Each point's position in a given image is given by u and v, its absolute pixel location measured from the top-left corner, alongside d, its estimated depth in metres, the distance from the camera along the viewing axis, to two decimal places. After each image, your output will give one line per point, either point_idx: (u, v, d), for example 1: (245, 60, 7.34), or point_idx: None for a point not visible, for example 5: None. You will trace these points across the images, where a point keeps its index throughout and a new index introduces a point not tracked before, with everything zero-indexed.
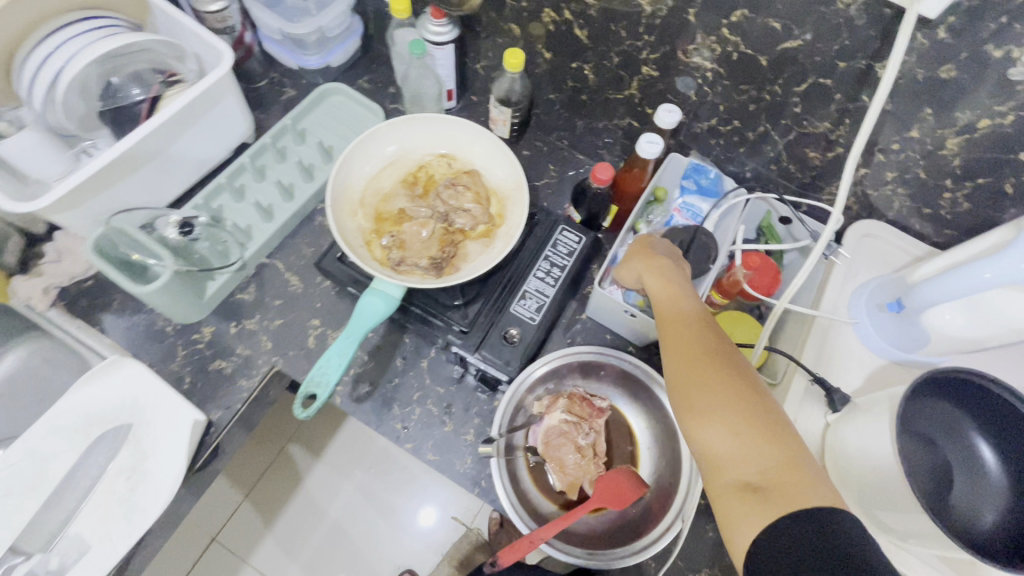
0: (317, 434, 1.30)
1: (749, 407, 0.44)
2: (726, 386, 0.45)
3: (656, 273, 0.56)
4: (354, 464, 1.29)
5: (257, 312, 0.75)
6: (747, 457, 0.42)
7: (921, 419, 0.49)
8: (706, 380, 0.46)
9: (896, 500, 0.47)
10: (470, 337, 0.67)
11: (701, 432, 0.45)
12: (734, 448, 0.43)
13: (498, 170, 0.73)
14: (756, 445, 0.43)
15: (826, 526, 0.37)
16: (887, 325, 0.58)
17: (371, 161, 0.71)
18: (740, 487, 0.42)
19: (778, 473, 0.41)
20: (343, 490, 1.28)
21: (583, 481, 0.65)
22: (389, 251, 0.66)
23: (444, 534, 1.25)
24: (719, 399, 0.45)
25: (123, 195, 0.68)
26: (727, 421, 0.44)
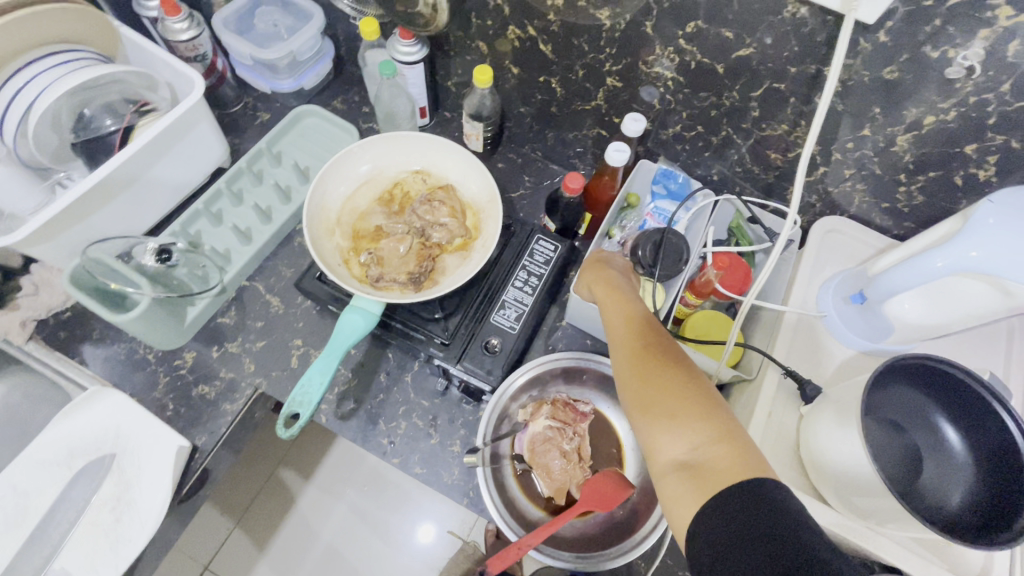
0: (307, 456, 1.29)
1: (684, 391, 0.46)
2: (667, 379, 0.47)
3: (605, 279, 0.61)
4: (345, 483, 1.28)
5: (239, 334, 0.75)
6: (684, 439, 0.44)
7: (888, 405, 0.52)
8: (644, 369, 0.49)
9: (867, 485, 0.48)
10: (451, 349, 0.68)
11: (644, 419, 0.47)
12: (673, 432, 0.44)
13: (471, 184, 0.74)
14: (692, 428, 0.44)
15: (757, 495, 0.38)
16: (853, 317, 0.60)
17: (346, 180, 0.72)
18: (678, 469, 0.43)
19: (713, 451, 0.42)
20: (336, 511, 1.26)
21: (570, 486, 0.66)
22: (367, 268, 0.67)
23: (440, 550, 1.24)
24: (657, 384, 0.47)
25: (102, 223, 0.69)
26: (663, 407, 0.46)
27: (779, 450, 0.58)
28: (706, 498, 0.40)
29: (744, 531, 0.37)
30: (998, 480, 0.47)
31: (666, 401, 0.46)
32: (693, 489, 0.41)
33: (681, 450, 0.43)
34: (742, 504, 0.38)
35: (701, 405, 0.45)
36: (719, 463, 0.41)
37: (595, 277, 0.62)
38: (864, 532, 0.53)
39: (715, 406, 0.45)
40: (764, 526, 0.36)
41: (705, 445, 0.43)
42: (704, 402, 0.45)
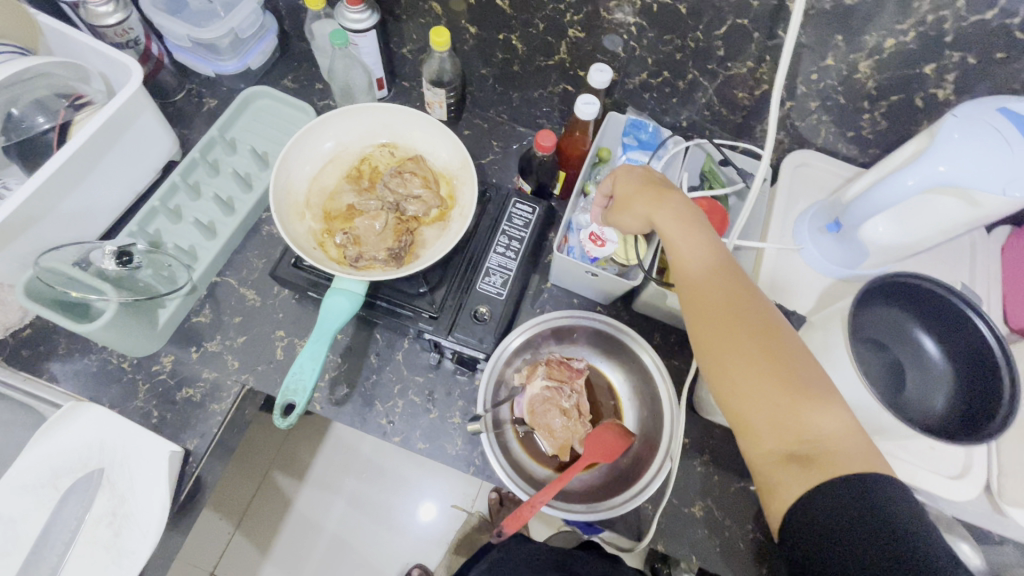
0: (301, 451, 1.28)
1: (782, 375, 0.44)
2: (763, 361, 0.45)
3: (669, 216, 0.54)
4: (343, 471, 1.28)
5: (217, 333, 0.72)
6: (786, 426, 0.43)
7: (872, 323, 0.54)
8: (734, 348, 0.47)
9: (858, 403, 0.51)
10: (440, 322, 0.67)
11: (739, 400, 0.46)
12: (772, 417, 0.44)
13: (441, 152, 0.72)
14: (795, 414, 0.43)
15: (864, 495, 0.39)
16: (829, 245, 0.62)
17: (310, 159, 0.69)
18: (780, 457, 0.43)
19: (816, 441, 0.42)
20: (336, 502, 1.26)
21: (573, 441, 0.67)
22: (345, 249, 0.65)
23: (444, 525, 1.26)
24: (751, 366, 0.45)
25: (52, 229, 0.64)
26: (761, 391, 0.44)
27: None
28: (812, 493, 0.41)
29: (854, 531, 0.39)
30: (973, 381, 0.50)
31: (763, 386, 0.44)
32: (798, 482, 0.42)
33: (782, 436, 0.43)
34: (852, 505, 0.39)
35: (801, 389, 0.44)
36: (817, 443, 0.42)
37: (652, 197, 0.55)
38: None
39: (812, 376, 0.44)
40: (876, 523, 0.38)
41: (802, 425, 0.43)
42: (801, 375, 0.44)
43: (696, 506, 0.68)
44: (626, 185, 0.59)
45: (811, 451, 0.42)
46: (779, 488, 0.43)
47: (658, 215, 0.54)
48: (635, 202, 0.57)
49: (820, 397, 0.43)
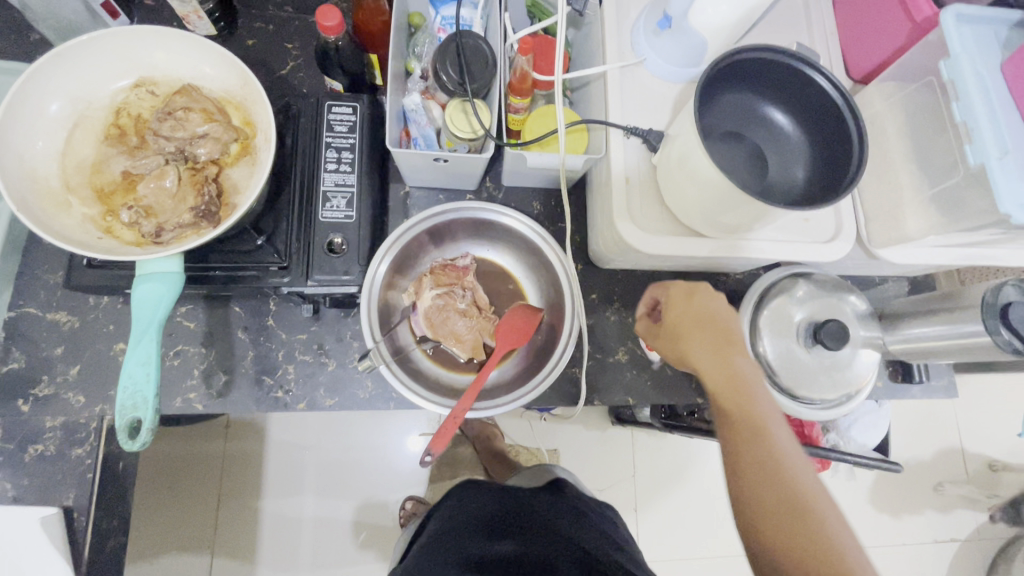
0: (246, 457, 1.14)
1: (777, 483, 0.44)
2: (761, 458, 0.46)
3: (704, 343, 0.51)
4: (298, 467, 1.14)
5: (43, 373, 0.60)
6: (768, 505, 0.44)
7: (720, 116, 0.51)
8: (740, 448, 0.47)
9: (728, 201, 0.48)
10: (294, 269, 0.58)
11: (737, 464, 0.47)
12: (756, 487, 0.45)
13: (212, 72, 0.58)
14: (775, 488, 0.44)
15: None
16: (666, 46, 0.56)
17: (43, 129, 0.53)
18: (768, 546, 0.44)
19: (804, 557, 0.42)
20: (304, 501, 1.13)
21: (484, 338, 0.65)
22: (140, 226, 0.53)
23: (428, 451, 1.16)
24: (748, 458, 0.46)
25: None
26: (752, 471, 0.46)
27: (651, 209, 0.56)
28: None
29: None
30: (829, 142, 0.49)
31: (756, 467, 0.45)
32: None
33: (766, 511, 0.44)
34: None
35: (797, 499, 0.44)
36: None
37: (697, 314, 0.52)
38: (736, 244, 0.55)
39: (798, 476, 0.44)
40: None
41: (798, 544, 0.42)
42: (798, 502, 0.43)
43: (620, 352, 0.68)
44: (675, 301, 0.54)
45: None
46: None
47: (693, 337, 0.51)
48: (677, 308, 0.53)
49: (790, 447, 0.46)
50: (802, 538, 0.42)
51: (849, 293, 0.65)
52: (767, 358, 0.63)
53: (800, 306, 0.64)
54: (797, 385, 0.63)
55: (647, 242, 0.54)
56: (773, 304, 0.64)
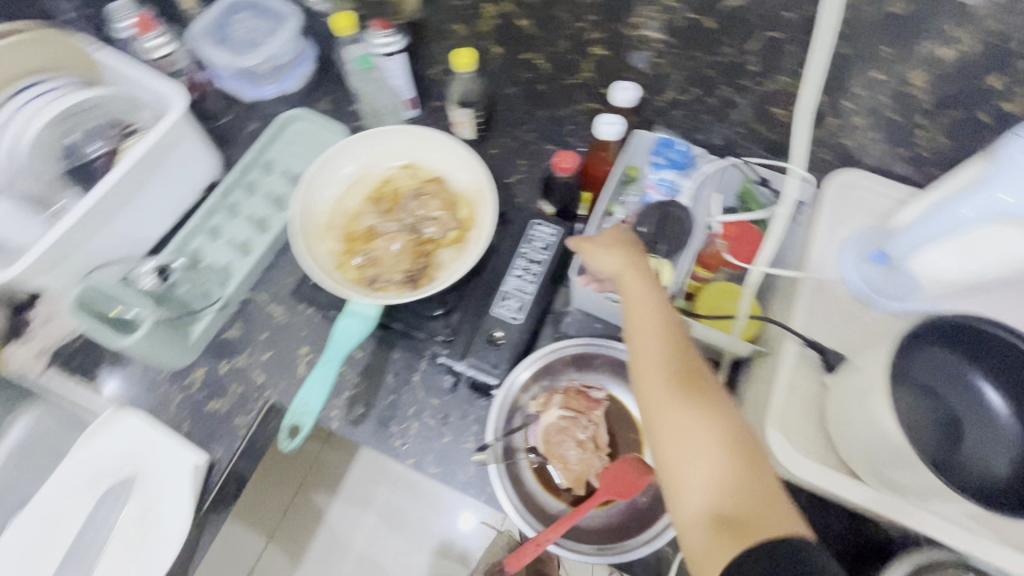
0: (333, 469, 1.30)
1: (714, 433, 0.45)
2: (690, 405, 0.47)
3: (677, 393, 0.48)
4: (368, 499, 1.28)
5: (245, 348, 0.74)
6: (701, 478, 0.44)
7: (921, 368, 0.48)
8: (672, 397, 0.48)
9: (904, 463, 0.45)
10: (455, 345, 0.66)
11: (668, 448, 0.46)
12: (693, 480, 0.44)
13: (462, 173, 0.71)
14: (709, 449, 0.45)
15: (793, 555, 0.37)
16: (875, 277, 0.55)
17: (333, 181, 0.70)
18: (706, 518, 0.42)
19: (754, 508, 0.41)
20: (365, 517, 1.28)
21: (589, 475, 0.65)
22: (362, 270, 0.66)
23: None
24: (697, 436, 0.46)
25: (100, 245, 0.70)
26: (698, 454, 0.45)
27: (809, 427, 0.53)
28: (735, 557, 0.39)
29: None
30: None
31: (686, 421, 0.46)
32: (731, 545, 0.40)
33: (699, 502, 0.43)
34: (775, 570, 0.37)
35: (742, 447, 0.44)
36: (749, 509, 0.41)
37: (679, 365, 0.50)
38: (906, 509, 0.48)
39: (745, 433, 0.46)
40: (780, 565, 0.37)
41: (724, 516, 0.41)
42: (758, 479, 0.43)
43: None
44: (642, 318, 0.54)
45: (743, 518, 0.41)
46: (706, 559, 0.41)
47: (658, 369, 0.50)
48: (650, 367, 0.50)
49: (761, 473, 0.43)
50: (728, 480, 0.43)
51: None
52: None
53: None
54: None
55: (795, 462, 0.51)
56: None
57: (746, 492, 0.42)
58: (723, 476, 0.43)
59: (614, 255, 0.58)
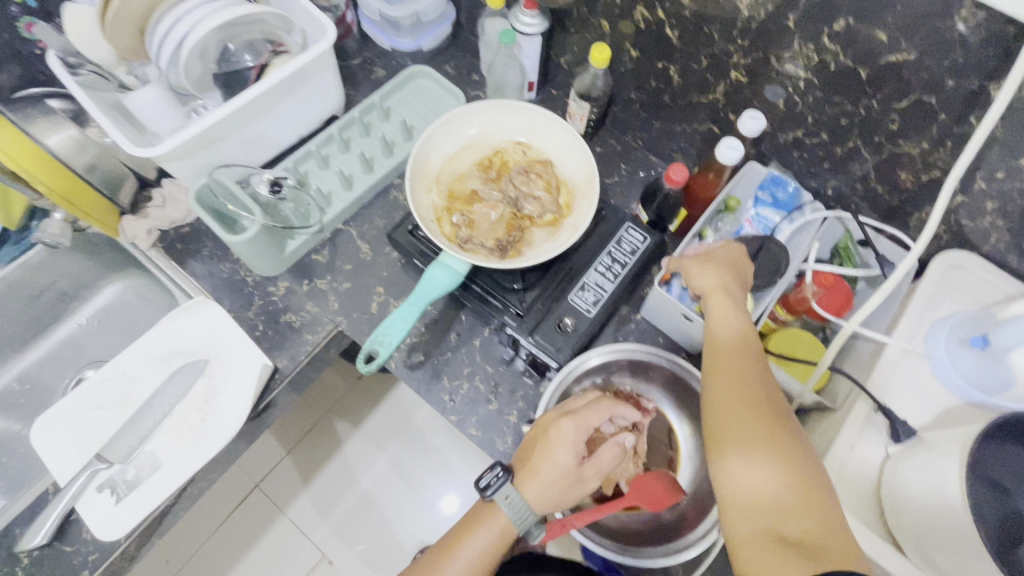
0: (356, 411, 1.38)
1: (785, 449, 0.48)
2: (755, 412, 0.50)
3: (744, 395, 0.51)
4: (382, 446, 1.35)
5: (328, 274, 0.79)
6: (760, 484, 0.47)
7: (998, 463, 0.44)
8: (745, 415, 0.50)
9: (954, 547, 0.44)
10: (526, 321, 0.68)
11: (727, 455, 0.49)
12: (762, 491, 0.47)
13: (571, 161, 0.73)
14: (775, 464, 0.47)
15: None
16: (967, 360, 0.54)
17: (450, 140, 0.73)
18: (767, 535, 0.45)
19: (812, 526, 0.45)
20: (378, 459, 1.34)
21: (620, 478, 0.66)
22: (458, 229, 0.69)
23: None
24: (761, 444, 0.48)
25: (229, 147, 0.75)
26: (766, 467, 0.47)
27: (857, 486, 0.53)
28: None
29: None
30: None
31: (755, 434, 0.49)
32: (797, 566, 0.43)
33: (769, 517, 0.46)
34: None
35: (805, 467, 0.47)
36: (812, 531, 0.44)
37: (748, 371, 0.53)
38: None
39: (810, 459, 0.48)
40: None
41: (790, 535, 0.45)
42: (819, 496, 0.46)
43: None
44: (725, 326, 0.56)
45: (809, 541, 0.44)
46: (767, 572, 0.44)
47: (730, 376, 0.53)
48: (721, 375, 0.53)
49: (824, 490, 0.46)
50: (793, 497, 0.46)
51: None
52: None
53: None
54: None
55: None
56: None
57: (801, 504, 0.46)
58: (788, 503, 0.46)
59: (717, 270, 0.59)
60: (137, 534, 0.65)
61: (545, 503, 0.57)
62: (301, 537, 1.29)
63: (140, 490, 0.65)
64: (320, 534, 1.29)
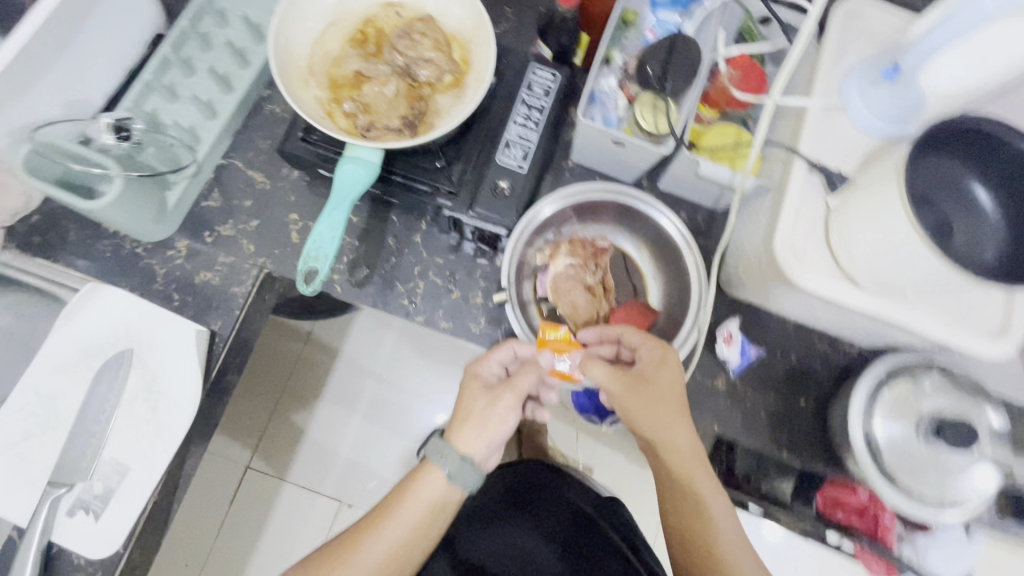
0: (320, 366, 1.34)
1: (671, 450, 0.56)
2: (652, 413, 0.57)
3: (640, 375, 0.58)
4: (360, 388, 1.33)
5: (229, 218, 0.69)
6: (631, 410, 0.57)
7: (924, 179, 0.49)
8: (645, 419, 0.57)
9: (909, 265, 0.49)
10: (460, 197, 0.64)
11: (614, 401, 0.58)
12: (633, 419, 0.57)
13: (454, 11, 0.65)
14: (662, 427, 0.56)
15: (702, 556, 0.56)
16: (880, 97, 0.55)
17: (309, 19, 0.62)
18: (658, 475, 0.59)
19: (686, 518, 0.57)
20: (359, 399, 1.33)
21: (597, 318, 0.67)
22: (354, 118, 0.61)
23: (388, 559, 0.55)
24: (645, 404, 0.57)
25: (41, 100, 0.60)
26: (632, 396, 0.57)
27: (810, 243, 0.56)
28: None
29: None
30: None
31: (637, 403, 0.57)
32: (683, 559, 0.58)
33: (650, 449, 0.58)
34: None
35: (679, 444, 0.56)
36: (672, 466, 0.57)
37: (643, 388, 0.57)
38: (894, 308, 0.54)
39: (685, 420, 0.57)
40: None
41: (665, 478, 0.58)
42: (691, 467, 0.56)
43: (718, 378, 0.69)
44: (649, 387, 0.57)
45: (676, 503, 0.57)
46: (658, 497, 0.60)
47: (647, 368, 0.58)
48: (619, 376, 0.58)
49: (681, 452, 0.56)
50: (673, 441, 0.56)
51: (988, 408, 0.60)
52: (877, 439, 0.61)
53: (926, 396, 0.61)
54: (901, 472, 0.60)
55: (802, 273, 0.55)
56: (898, 382, 0.62)
57: (691, 519, 0.56)
58: (639, 414, 0.57)
59: (649, 403, 0.56)
60: (135, 542, 0.61)
61: (482, 446, 0.56)
62: (312, 495, 1.29)
63: (116, 500, 0.60)
64: (329, 485, 1.29)
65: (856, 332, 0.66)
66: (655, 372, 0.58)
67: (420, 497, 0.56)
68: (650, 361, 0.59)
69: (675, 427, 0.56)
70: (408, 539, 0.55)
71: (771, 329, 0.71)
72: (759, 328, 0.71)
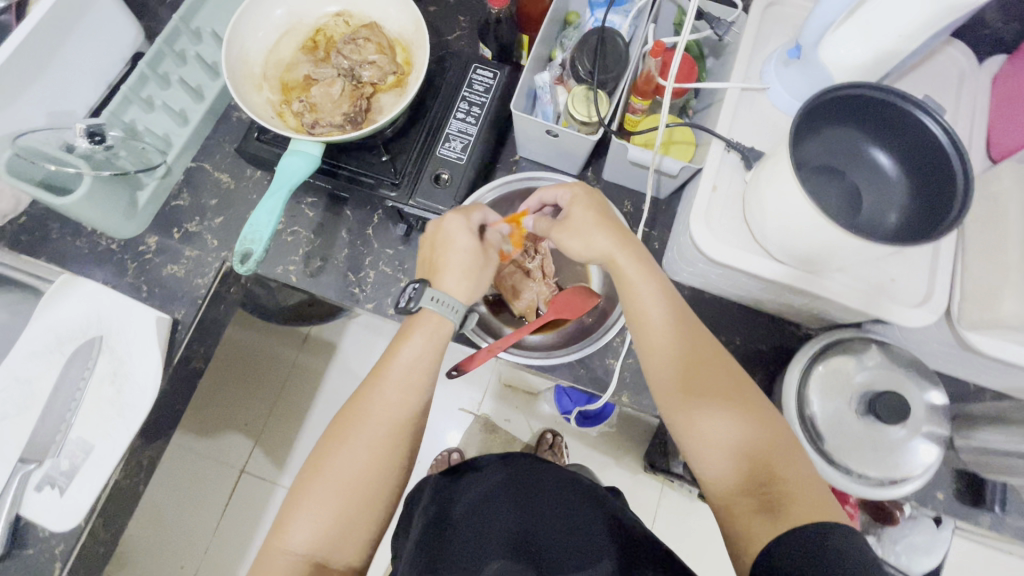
0: (311, 373, 1.36)
1: (711, 371, 0.54)
2: (677, 329, 0.56)
3: (582, 212, 0.60)
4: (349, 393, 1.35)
5: (196, 215, 0.75)
6: (671, 334, 0.56)
7: (821, 150, 0.51)
8: (674, 332, 0.56)
9: (823, 241, 0.50)
10: (403, 188, 0.67)
11: (643, 327, 0.57)
12: (669, 342, 0.55)
13: (397, 18, 0.70)
14: (693, 347, 0.55)
15: (773, 494, 0.47)
16: (794, 79, 0.57)
17: (262, 28, 0.68)
18: (693, 409, 0.53)
19: (733, 446, 0.50)
20: None
21: (538, 302, 0.70)
22: (302, 117, 0.65)
23: (397, 406, 0.56)
24: (678, 330, 0.56)
25: (26, 111, 0.66)
26: (671, 326, 0.56)
27: (728, 221, 0.58)
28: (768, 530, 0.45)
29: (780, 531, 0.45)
30: (930, 183, 0.49)
31: (669, 325, 0.56)
32: (749, 504, 0.48)
33: (687, 377, 0.54)
34: (774, 524, 0.45)
35: (718, 369, 0.54)
36: (711, 391, 0.53)
37: (592, 216, 0.59)
38: (810, 279, 0.55)
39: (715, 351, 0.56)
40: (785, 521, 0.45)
41: (711, 412, 0.52)
42: (730, 391, 0.53)
43: None
44: (581, 209, 0.60)
45: (734, 437, 0.51)
46: (697, 444, 0.52)
47: (573, 209, 0.60)
48: (576, 216, 0.60)
49: (722, 380, 0.54)
50: (710, 367, 0.54)
51: (928, 385, 0.60)
52: (813, 416, 0.60)
53: (862, 371, 0.60)
54: (841, 451, 0.59)
55: (716, 248, 0.57)
56: (834, 360, 0.61)
57: (744, 442, 0.50)
58: (676, 339, 0.55)
59: (586, 210, 0.60)
60: (96, 515, 0.65)
61: (466, 289, 0.60)
62: None
63: (81, 476, 0.64)
64: None
65: (795, 311, 0.66)
66: (604, 213, 0.60)
67: (415, 344, 0.58)
68: (590, 214, 0.59)
69: (594, 234, 0.58)
70: (410, 383, 0.57)
71: (715, 313, 0.72)
72: (703, 312, 0.72)
